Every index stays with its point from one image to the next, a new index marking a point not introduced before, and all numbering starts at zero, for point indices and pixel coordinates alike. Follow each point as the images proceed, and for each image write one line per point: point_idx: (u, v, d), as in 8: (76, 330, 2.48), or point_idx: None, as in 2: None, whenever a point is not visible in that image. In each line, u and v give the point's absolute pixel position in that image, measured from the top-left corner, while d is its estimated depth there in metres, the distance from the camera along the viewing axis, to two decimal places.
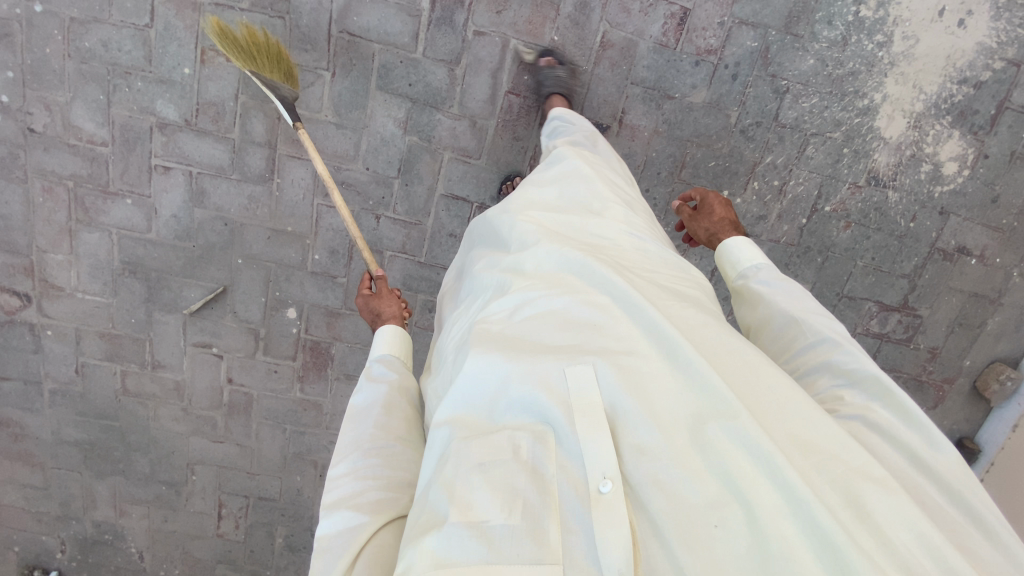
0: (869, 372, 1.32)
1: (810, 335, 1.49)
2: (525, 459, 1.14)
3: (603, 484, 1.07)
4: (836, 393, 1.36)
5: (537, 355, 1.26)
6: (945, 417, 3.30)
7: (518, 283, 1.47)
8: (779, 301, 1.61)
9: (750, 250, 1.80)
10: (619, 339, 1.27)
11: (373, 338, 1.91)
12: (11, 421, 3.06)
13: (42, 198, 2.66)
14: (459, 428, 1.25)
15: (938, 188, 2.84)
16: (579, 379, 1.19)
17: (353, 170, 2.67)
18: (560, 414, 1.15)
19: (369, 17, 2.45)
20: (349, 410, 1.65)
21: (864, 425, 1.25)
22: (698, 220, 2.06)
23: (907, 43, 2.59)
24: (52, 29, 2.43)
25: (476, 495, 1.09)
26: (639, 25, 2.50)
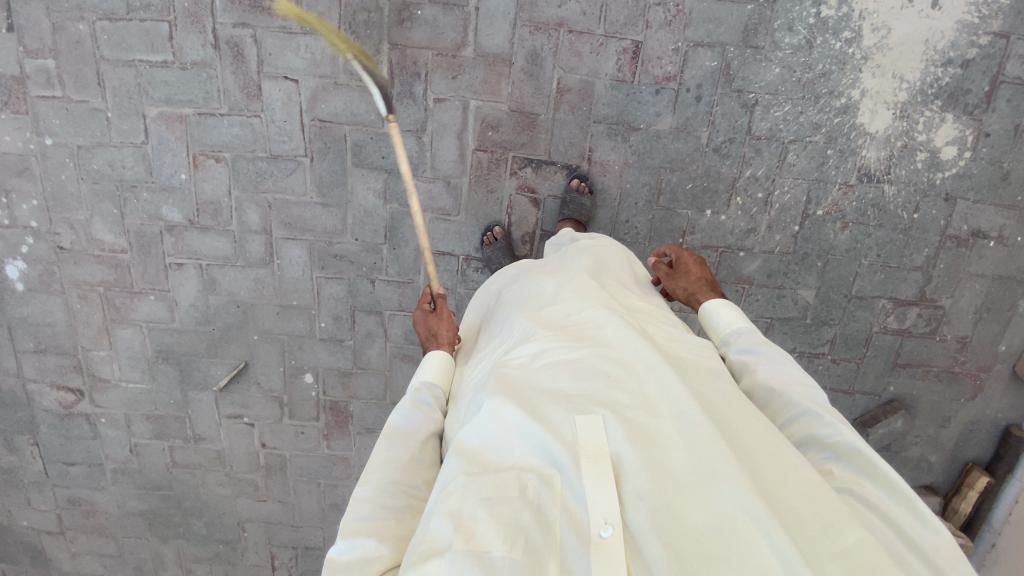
0: (853, 443, 1.30)
1: (792, 407, 1.44)
2: (531, 498, 1.13)
3: (604, 528, 1.07)
4: (826, 467, 1.34)
5: (551, 402, 1.28)
6: (988, 406, 3.10)
7: (540, 332, 1.52)
8: (760, 370, 1.55)
9: (731, 315, 1.78)
10: (633, 390, 1.29)
11: (421, 361, 1.77)
12: (82, 500, 3.41)
13: (79, 304, 2.97)
14: (468, 461, 1.24)
15: (938, 174, 2.70)
16: (589, 427, 1.20)
17: (344, 242, 2.84)
18: (568, 458, 1.15)
19: (335, 102, 2.59)
20: (387, 426, 1.54)
21: (856, 499, 1.24)
22: (675, 281, 2.04)
23: (879, 34, 2.50)
24: (64, 158, 2.71)
25: (482, 528, 1.09)
26: (593, 66, 2.53)
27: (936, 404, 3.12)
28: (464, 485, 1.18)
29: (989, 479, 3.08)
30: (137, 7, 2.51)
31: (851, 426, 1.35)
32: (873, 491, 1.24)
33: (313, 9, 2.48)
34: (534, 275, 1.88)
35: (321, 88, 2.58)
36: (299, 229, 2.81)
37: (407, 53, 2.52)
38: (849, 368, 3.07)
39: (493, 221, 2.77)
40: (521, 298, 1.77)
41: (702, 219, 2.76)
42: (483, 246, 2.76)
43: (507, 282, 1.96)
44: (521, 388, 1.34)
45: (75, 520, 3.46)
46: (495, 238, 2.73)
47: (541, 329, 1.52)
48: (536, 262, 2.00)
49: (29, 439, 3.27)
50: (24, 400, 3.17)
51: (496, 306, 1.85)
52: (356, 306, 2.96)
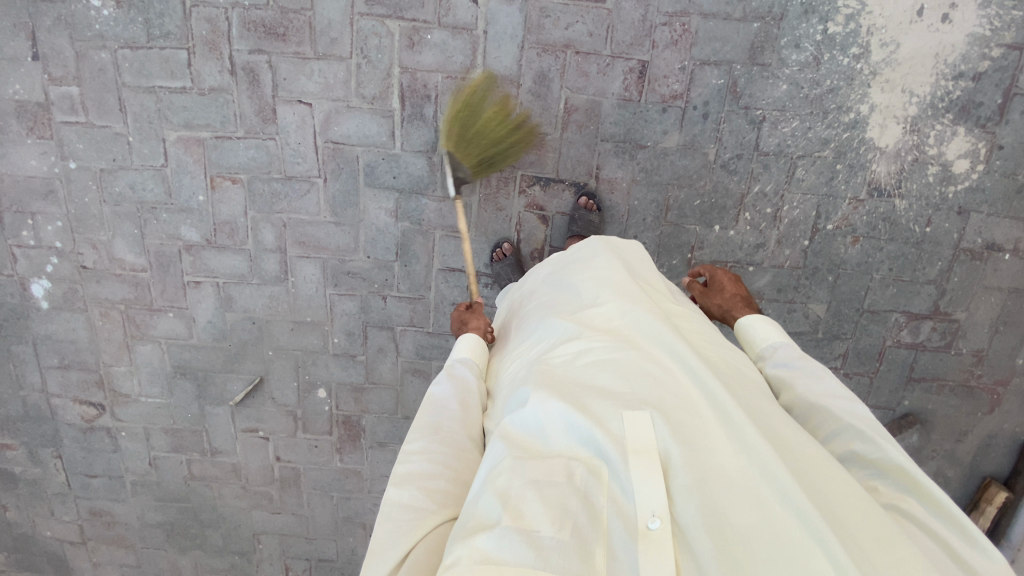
0: (898, 459, 1.26)
1: (832, 423, 1.41)
2: (578, 486, 1.11)
3: (653, 520, 1.04)
4: (871, 484, 1.30)
5: (598, 396, 1.26)
6: (1006, 421, 3.05)
7: (583, 329, 1.50)
8: (800, 384, 1.52)
9: (769, 329, 1.74)
10: (680, 386, 1.26)
11: (455, 343, 1.84)
12: (103, 511, 3.50)
13: (101, 321, 3.06)
14: (514, 445, 1.22)
15: (951, 188, 2.68)
16: (639, 419, 1.17)
17: (356, 260, 2.89)
18: (616, 448, 1.13)
19: (347, 125, 2.65)
20: (427, 395, 1.59)
21: (901, 515, 1.22)
22: (711, 298, 2.05)
23: (888, 49, 2.49)
24: (87, 180, 2.80)
25: (531, 509, 1.06)
26: (600, 86, 2.56)
27: (952, 419, 3.07)
28: (512, 468, 1.16)
29: (1007, 494, 3.04)
30: (156, 35, 2.58)
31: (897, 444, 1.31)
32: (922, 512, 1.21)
33: (326, 35, 2.54)
34: (573, 268, 1.85)
35: (334, 111, 2.64)
36: (313, 247, 2.87)
37: (418, 76, 2.57)
38: (862, 383, 3.05)
39: (503, 238, 2.80)
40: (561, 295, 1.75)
41: (710, 235, 2.77)
42: (492, 262, 2.80)
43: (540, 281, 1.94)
44: (566, 381, 1.32)
45: (96, 531, 3.54)
46: (504, 255, 2.77)
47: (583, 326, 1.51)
48: (575, 251, 1.97)
49: (52, 452, 3.35)
50: (48, 414, 3.26)
51: (535, 302, 1.84)
52: (368, 322, 3.01)
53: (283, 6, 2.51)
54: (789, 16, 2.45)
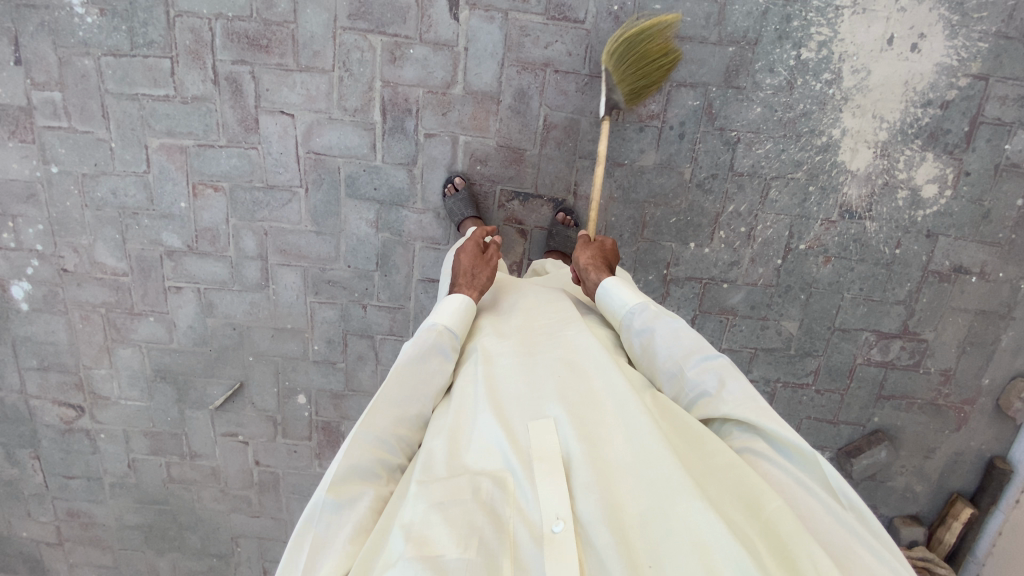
0: (742, 413, 1.47)
1: (697, 386, 1.59)
2: (485, 500, 1.28)
3: (557, 524, 1.22)
4: (731, 433, 1.55)
5: (511, 413, 1.48)
6: (972, 438, 3.12)
7: (498, 351, 1.71)
8: (666, 355, 1.69)
9: (624, 294, 1.87)
10: (581, 396, 1.49)
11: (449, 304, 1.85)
12: (81, 512, 3.50)
13: (81, 324, 3.07)
14: (422, 472, 1.38)
15: (919, 212, 2.73)
16: (541, 433, 1.40)
17: (337, 268, 2.92)
18: (521, 461, 1.34)
19: (329, 136, 2.68)
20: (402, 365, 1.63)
21: (756, 456, 1.45)
22: (580, 250, 2.13)
23: (859, 76, 2.53)
24: (68, 185, 2.81)
25: (435, 532, 1.19)
26: (579, 104, 2.60)
27: (920, 436, 3.14)
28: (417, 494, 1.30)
29: (973, 510, 3.09)
30: (139, 44, 2.59)
31: (746, 397, 1.50)
32: (766, 445, 1.46)
33: (308, 48, 2.56)
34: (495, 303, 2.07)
35: (316, 122, 2.66)
36: (294, 256, 2.90)
37: (399, 90, 2.60)
38: (833, 399, 3.12)
39: (456, 171, 2.72)
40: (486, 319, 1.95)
41: (685, 251, 2.83)
42: (444, 196, 2.72)
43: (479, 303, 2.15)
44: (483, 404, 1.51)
45: (73, 531, 3.55)
46: (456, 189, 2.69)
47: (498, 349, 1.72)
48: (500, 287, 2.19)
49: (31, 453, 3.36)
50: (27, 415, 3.27)
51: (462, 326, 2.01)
52: (348, 330, 3.04)
53: (266, 18, 2.53)
54: (763, 41, 2.49)
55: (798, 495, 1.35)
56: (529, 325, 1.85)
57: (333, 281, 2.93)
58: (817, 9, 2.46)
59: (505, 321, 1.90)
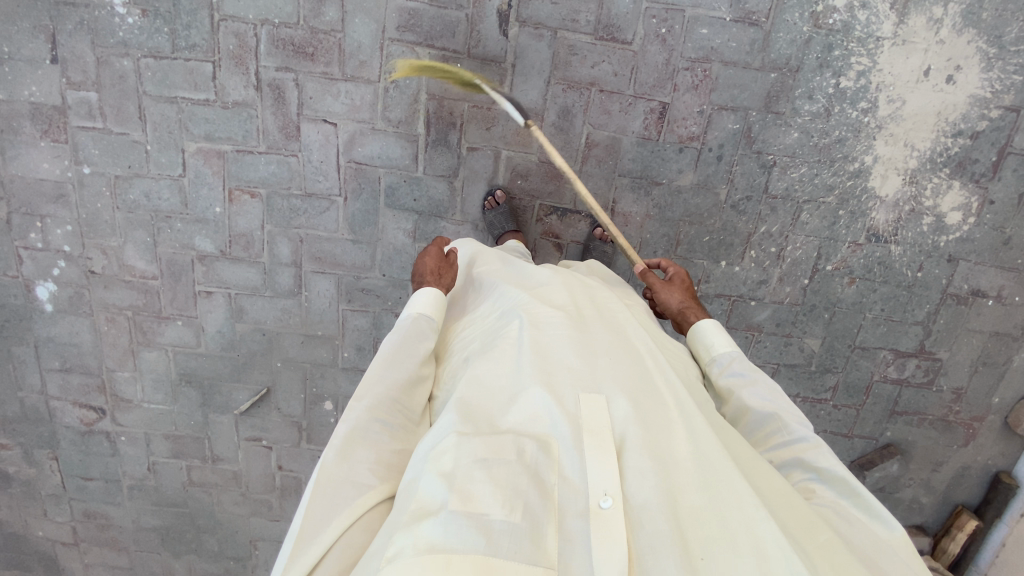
0: (840, 472, 1.44)
1: (789, 433, 1.57)
2: (529, 463, 1.25)
3: (604, 500, 1.20)
4: (808, 486, 1.50)
5: (560, 378, 1.42)
6: (979, 453, 3.25)
7: (541, 311, 1.64)
8: (760, 398, 1.64)
9: (722, 337, 1.82)
10: (633, 376, 1.46)
11: (414, 296, 1.80)
12: (97, 514, 3.46)
13: (106, 326, 3.02)
14: (463, 422, 1.33)
15: (943, 237, 2.83)
16: (592, 405, 1.35)
17: (372, 277, 2.92)
18: (571, 431, 1.30)
19: (371, 146, 2.68)
20: (384, 349, 1.62)
21: (836, 514, 1.41)
22: (667, 292, 2.09)
23: (894, 105, 2.61)
24: (100, 186, 2.76)
25: (482, 490, 1.16)
26: (621, 123, 2.64)
27: (930, 450, 3.27)
28: (457, 446, 1.25)
29: (977, 522, 3.24)
30: (182, 47, 2.56)
31: (839, 458, 1.49)
32: (852, 512, 1.41)
33: (355, 58, 2.55)
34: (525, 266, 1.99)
35: (359, 132, 2.66)
36: (328, 263, 2.89)
37: (444, 103, 2.61)
38: (849, 414, 3.22)
39: (497, 186, 2.74)
40: (519, 279, 1.88)
41: (717, 269, 2.89)
42: (484, 211, 2.74)
43: (484, 257, 2.08)
44: (530, 363, 1.45)
45: (89, 532, 3.50)
46: (497, 203, 2.71)
47: (541, 309, 1.65)
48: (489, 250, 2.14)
49: (49, 454, 3.31)
50: (46, 416, 3.22)
51: (488, 278, 1.95)
52: (379, 338, 3.04)
53: (313, 26, 2.52)
54: (805, 68, 2.56)
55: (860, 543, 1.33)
56: (565, 288, 1.79)
57: (366, 290, 2.94)
58: (858, 39, 2.52)
59: (538, 282, 1.83)
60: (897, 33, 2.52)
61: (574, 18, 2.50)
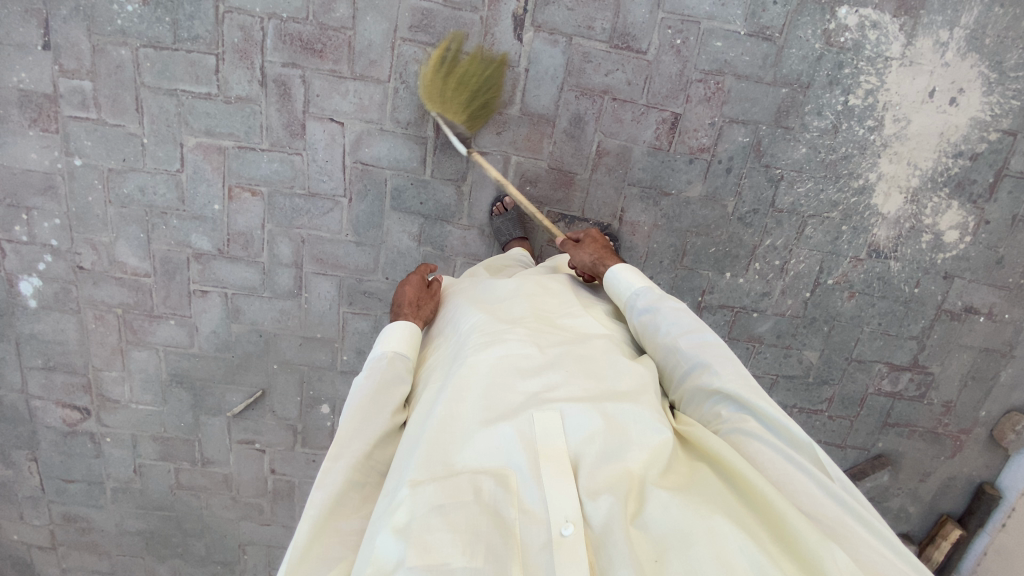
0: (734, 390, 1.39)
1: (687, 360, 1.52)
2: (487, 502, 1.14)
3: (566, 527, 1.09)
4: (715, 410, 1.45)
5: (509, 398, 1.32)
6: (965, 465, 3.34)
7: (493, 326, 1.53)
8: (659, 328, 1.62)
9: (628, 276, 1.79)
10: (588, 385, 1.35)
11: (381, 333, 1.68)
12: (79, 516, 3.34)
13: (94, 324, 2.91)
14: (415, 466, 1.22)
15: (940, 255, 2.89)
16: (543, 423, 1.24)
17: (374, 280, 2.86)
18: (526, 459, 1.19)
19: (379, 147, 2.62)
20: (352, 397, 1.49)
21: (743, 436, 1.37)
22: (579, 253, 2.03)
23: (899, 125, 2.65)
24: (92, 179, 2.65)
25: (438, 539, 1.06)
26: (633, 133, 2.63)
27: (918, 461, 3.34)
28: (410, 495, 1.15)
29: (961, 532, 3.31)
30: (183, 37, 2.46)
31: (735, 371, 1.44)
32: (758, 424, 1.37)
33: (365, 56, 2.49)
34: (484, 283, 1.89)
35: (367, 132, 2.60)
36: (330, 265, 2.83)
37: None
38: (843, 425, 3.27)
39: (504, 193, 2.71)
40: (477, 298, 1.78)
41: (721, 280, 2.91)
42: (491, 217, 2.72)
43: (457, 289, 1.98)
44: (478, 384, 1.35)
45: (69, 535, 3.38)
46: (504, 209, 2.70)
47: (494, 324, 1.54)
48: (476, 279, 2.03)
49: (29, 454, 3.18)
50: (28, 416, 3.09)
51: (451, 306, 1.85)
52: None
53: (322, 22, 2.45)
54: (815, 85, 2.58)
55: (799, 486, 1.23)
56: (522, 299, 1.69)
57: (367, 293, 2.88)
58: (868, 58, 2.55)
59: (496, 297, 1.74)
60: (905, 53, 2.56)
61: (589, 25, 2.48)
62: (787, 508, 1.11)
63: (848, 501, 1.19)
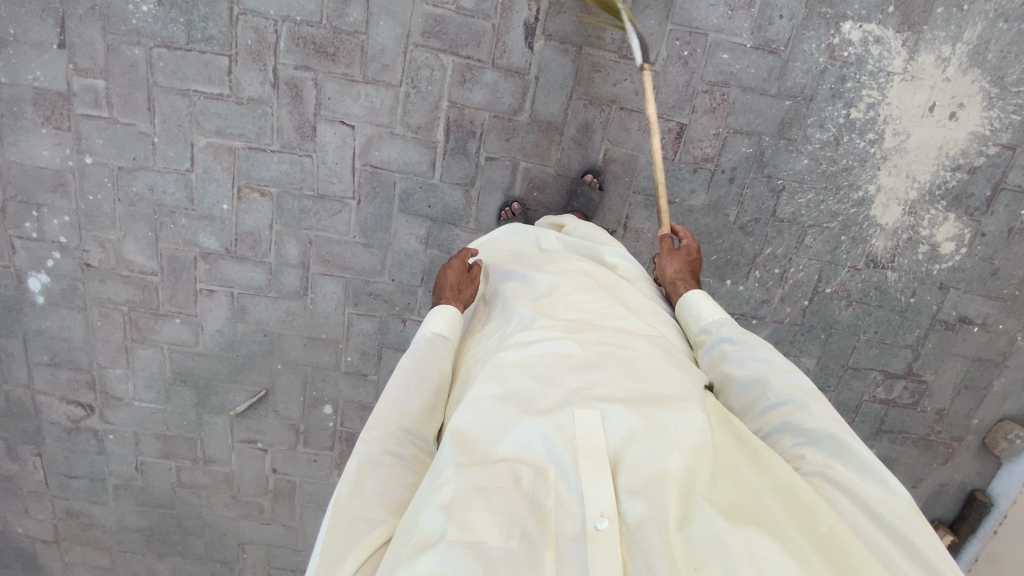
0: (831, 432, 1.30)
1: (772, 397, 1.44)
2: (525, 489, 1.12)
3: (602, 521, 1.06)
4: (797, 453, 1.34)
5: (557, 392, 1.30)
6: (957, 472, 3.40)
7: (542, 322, 1.52)
8: (742, 362, 1.54)
9: (708, 307, 1.74)
10: (638, 385, 1.31)
11: (427, 315, 1.72)
12: (79, 513, 3.33)
13: (100, 322, 2.91)
14: (460, 451, 1.21)
15: (936, 266, 2.96)
16: (592, 418, 1.21)
17: (380, 282, 2.88)
18: (569, 450, 1.16)
19: (388, 151, 2.65)
20: (396, 372, 1.53)
21: (826, 481, 1.25)
22: (667, 260, 1.98)
23: (899, 138, 2.71)
24: (102, 177, 2.66)
25: (477, 518, 1.06)
26: (639, 141, 2.67)
27: (911, 467, 3.41)
28: (454, 475, 1.15)
29: (951, 537, 3.41)
30: (197, 39, 2.48)
31: (830, 416, 1.35)
32: (845, 472, 1.26)
33: (378, 61, 2.52)
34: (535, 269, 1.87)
35: (377, 136, 2.63)
36: (337, 266, 2.85)
37: (465, 112, 2.60)
38: None
39: (513, 197, 2.73)
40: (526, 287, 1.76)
41: (722, 287, 2.96)
42: (500, 221, 2.74)
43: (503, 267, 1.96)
44: (529, 376, 1.35)
45: (70, 531, 3.37)
46: (513, 214, 2.71)
47: (543, 319, 1.53)
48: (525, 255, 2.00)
49: (31, 450, 3.18)
50: (31, 411, 3.09)
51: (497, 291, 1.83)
52: (384, 343, 3.01)
53: (336, 26, 2.48)
54: (818, 98, 2.64)
55: (864, 521, 1.17)
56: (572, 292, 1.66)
57: (372, 295, 2.90)
58: (870, 73, 2.62)
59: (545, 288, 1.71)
60: (907, 69, 2.62)
61: (599, 35, 2.53)
62: (858, 547, 1.05)
63: (917, 546, 1.11)
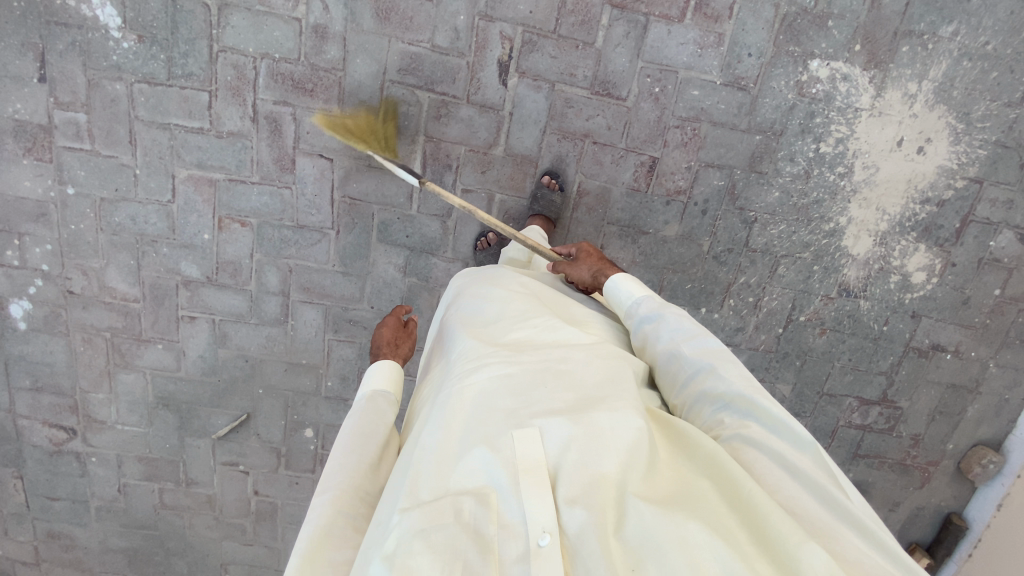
0: (740, 391, 1.39)
1: (689, 366, 1.52)
2: (468, 521, 1.14)
3: (543, 537, 1.09)
4: (717, 418, 1.42)
5: (493, 413, 1.30)
6: (933, 495, 3.43)
7: (480, 345, 1.52)
8: (662, 337, 1.62)
9: (628, 286, 1.82)
10: (570, 394, 1.33)
11: (365, 373, 1.76)
12: (62, 534, 3.36)
13: (83, 347, 2.96)
14: (404, 494, 1.23)
15: (908, 295, 3.00)
16: (524, 438, 1.22)
17: (359, 309, 2.93)
18: (506, 474, 1.18)
19: (366, 183, 2.70)
20: (340, 433, 1.55)
21: (743, 442, 1.32)
22: (576, 269, 2.04)
23: (869, 171, 2.76)
24: (84, 208, 2.71)
25: (419, 562, 1.07)
26: (612, 174, 2.73)
27: (887, 490, 3.44)
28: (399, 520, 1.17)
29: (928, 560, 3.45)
30: (178, 75, 2.54)
31: (738, 376, 1.44)
32: (759, 429, 1.33)
33: (355, 96, 2.57)
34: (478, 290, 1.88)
35: (354, 169, 2.68)
36: (316, 294, 2.89)
37: (441, 146, 2.65)
38: None
39: (489, 227, 2.78)
40: (471, 310, 1.77)
41: (696, 315, 3.00)
42: (476, 251, 2.79)
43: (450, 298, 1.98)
44: (465, 400, 1.35)
45: (53, 552, 3.40)
46: (488, 244, 2.76)
47: (481, 342, 1.53)
48: (476, 276, 2.02)
49: (15, 472, 3.22)
50: (14, 434, 3.13)
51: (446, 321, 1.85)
52: (363, 368, 3.05)
53: (314, 63, 2.53)
54: (788, 133, 2.69)
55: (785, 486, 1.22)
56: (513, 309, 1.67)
57: (351, 321, 2.94)
58: (838, 109, 2.67)
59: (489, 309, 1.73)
60: (875, 105, 2.67)
61: (572, 72, 2.58)
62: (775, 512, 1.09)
63: (832, 494, 1.16)
